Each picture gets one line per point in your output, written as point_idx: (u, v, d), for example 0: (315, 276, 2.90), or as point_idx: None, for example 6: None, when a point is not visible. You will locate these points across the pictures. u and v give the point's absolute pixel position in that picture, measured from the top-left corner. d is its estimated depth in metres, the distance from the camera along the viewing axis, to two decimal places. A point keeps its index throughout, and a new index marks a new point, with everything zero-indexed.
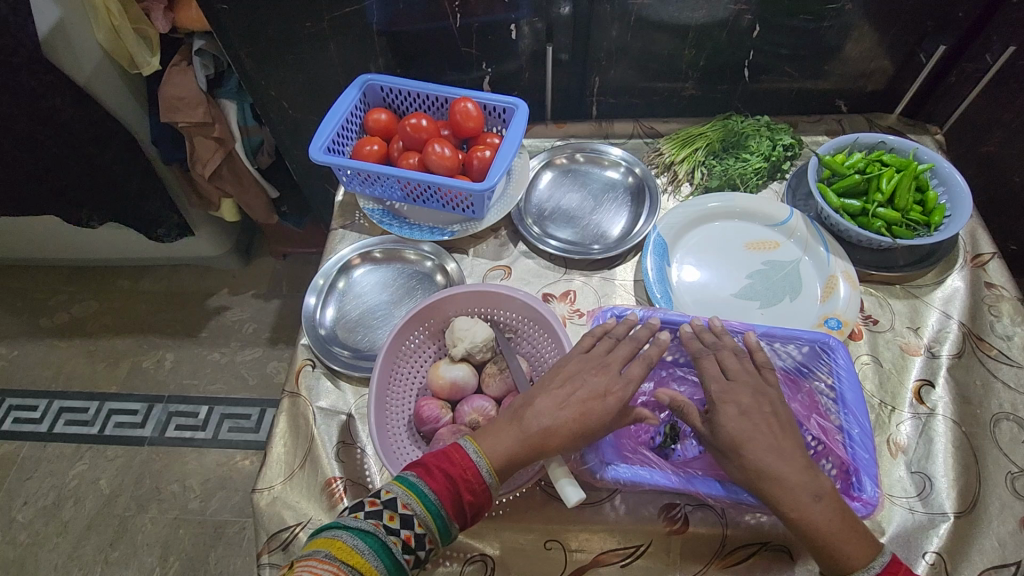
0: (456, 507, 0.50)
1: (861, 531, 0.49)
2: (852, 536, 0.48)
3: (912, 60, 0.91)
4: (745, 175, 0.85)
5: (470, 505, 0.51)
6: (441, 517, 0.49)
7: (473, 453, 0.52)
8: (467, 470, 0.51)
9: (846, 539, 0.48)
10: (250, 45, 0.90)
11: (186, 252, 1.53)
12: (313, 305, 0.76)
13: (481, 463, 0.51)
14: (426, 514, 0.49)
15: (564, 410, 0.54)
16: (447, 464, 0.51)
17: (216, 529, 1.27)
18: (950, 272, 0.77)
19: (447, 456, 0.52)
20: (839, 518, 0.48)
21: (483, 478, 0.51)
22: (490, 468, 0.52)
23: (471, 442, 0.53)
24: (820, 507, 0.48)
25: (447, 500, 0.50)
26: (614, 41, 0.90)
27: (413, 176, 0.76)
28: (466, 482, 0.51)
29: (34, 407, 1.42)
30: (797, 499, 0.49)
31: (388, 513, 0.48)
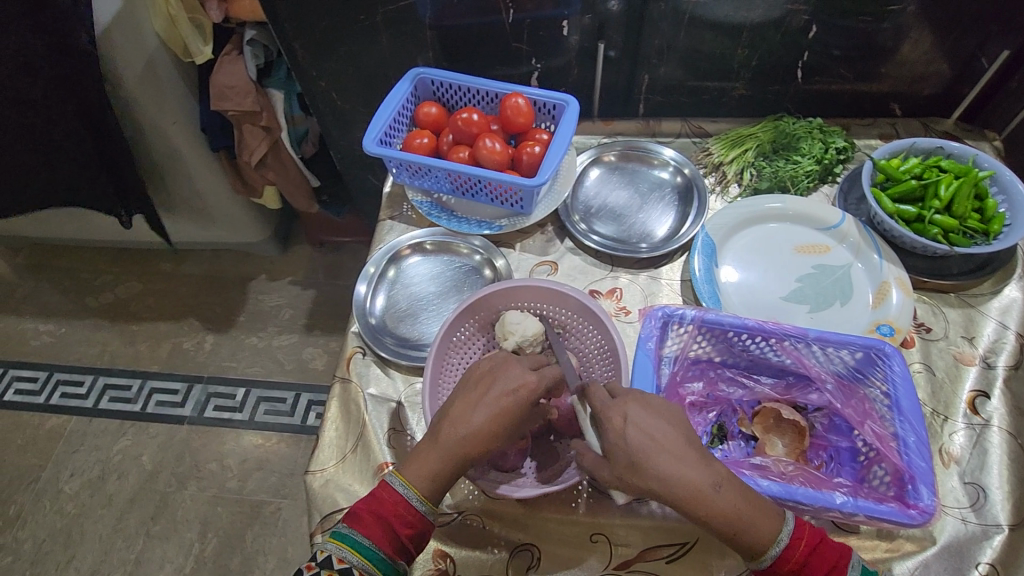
0: (394, 543, 0.51)
1: (763, 507, 0.49)
2: (755, 519, 0.48)
3: (972, 64, 0.89)
4: (796, 178, 0.84)
5: (409, 536, 0.52)
6: (381, 559, 0.50)
7: (399, 487, 0.52)
8: (397, 505, 0.52)
9: (750, 526, 0.48)
10: (304, 36, 0.92)
11: (226, 238, 1.57)
12: (363, 293, 0.78)
13: (409, 494, 0.52)
14: (365, 561, 0.50)
15: (480, 410, 0.53)
16: (375, 506, 0.52)
17: (253, 508, 1.30)
18: (1008, 282, 0.75)
19: (374, 497, 0.53)
20: (743, 505, 0.48)
21: (417, 508, 0.52)
22: (420, 494, 0.52)
23: (394, 476, 0.53)
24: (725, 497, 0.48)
25: (384, 541, 0.51)
26: (665, 39, 0.89)
27: (464, 169, 0.77)
28: (401, 517, 0.52)
29: (81, 383, 1.47)
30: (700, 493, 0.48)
31: (326, 570, 0.49)
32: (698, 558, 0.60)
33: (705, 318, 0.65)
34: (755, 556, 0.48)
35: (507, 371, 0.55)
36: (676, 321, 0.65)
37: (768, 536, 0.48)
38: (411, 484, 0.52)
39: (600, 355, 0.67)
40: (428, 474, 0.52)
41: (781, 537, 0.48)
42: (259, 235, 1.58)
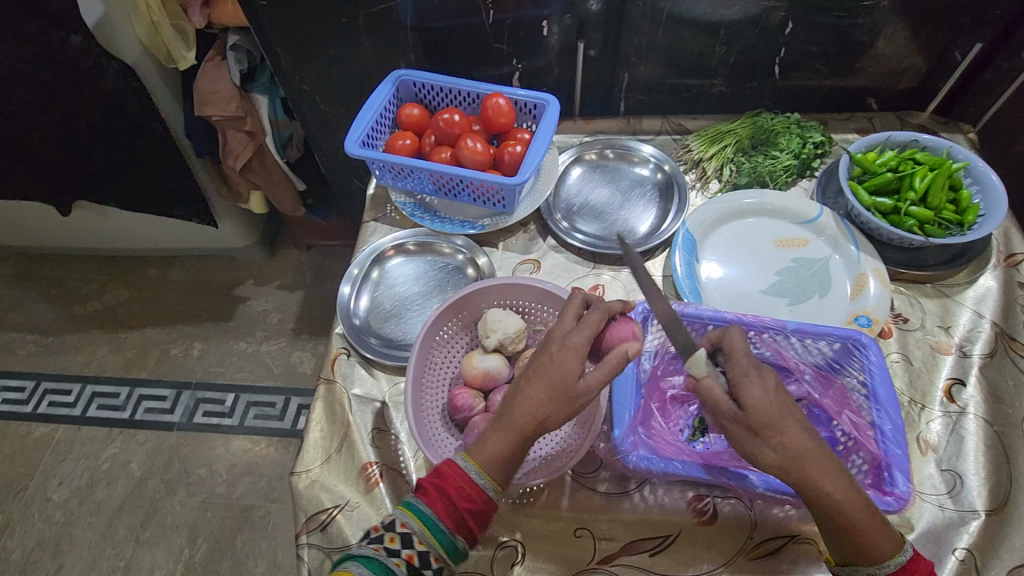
0: (457, 520, 0.49)
1: (885, 525, 0.49)
2: (874, 519, 0.48)
3: (946, 58, 0.90)
4: (774, 173, 0.85)
5: (473, 517, 0.50)
6: (441, 532, 0.49)
7: (465, 465, 0.50)
8: (462, 483, 0.50)
9: (872, 525, 0.48)
10: (285, 40, 0.92)
11: (213, 243, 1.57)
12: (347, 294, 0.78)
13: (479, 476, 0.50)
14: (424, 530, 0.48)
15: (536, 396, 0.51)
16: (441, 480, 0.50)
17: (243, 513, 1.30)
18: (983, 271, 0.76)
19: (442, 472, 0.51)
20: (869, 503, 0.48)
21: (481, 487, 0.50)
22: (488, 478, 0.50)
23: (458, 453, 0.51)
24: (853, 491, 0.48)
25: (445, 515, 0.49)
26: (644, 38, 0.90)
27: (446, 170, 0.78)
28: (467, 498, 0.49)
29: (68, 391, 1.46)
30: (835, 481, 0.48)
31: (388, 535, 0.48)
32: (681, 551, 0.61)
33: (684, 312, 0.66)
34: (865, 557, 0.48)
35: (566, 355, 0.53)
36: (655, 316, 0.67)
37: (887, 541, 0.48)
38: (484, 469, 0.50)
39: None
40: (499, 469, 0.51)
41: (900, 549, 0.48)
42: (246, 240, 1.57)
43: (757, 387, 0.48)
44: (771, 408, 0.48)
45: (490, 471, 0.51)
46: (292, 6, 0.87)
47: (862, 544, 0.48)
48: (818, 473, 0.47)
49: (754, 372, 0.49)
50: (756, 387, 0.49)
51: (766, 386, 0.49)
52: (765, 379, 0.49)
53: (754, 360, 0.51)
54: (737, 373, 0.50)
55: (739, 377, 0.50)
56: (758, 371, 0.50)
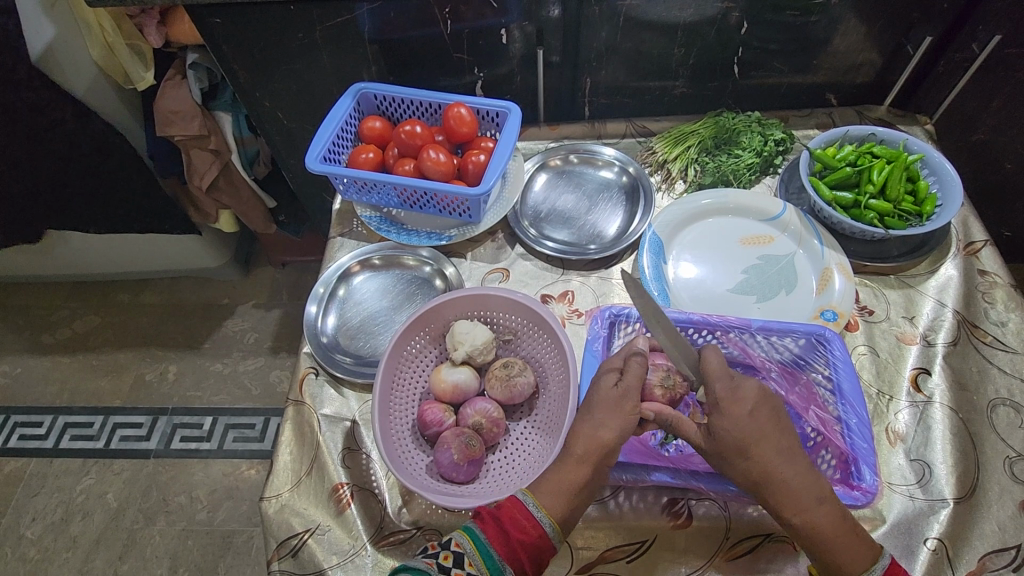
0: (512, 555, 0.50)
1: (861, 540, 0.50)
2: (850, 540, 0.49)
3: (899, 52, 0.91)
4: (738, 171, 0.86)
5: (529, 559, 0.50)
6: (492, 560, 0.49)
7: (531, 504, 0.51)
8: (526, 522, 0.51)
9: (842, 547, 0.49)
10: (242, 57, 0.91)
11: (185, 265, 1.54)
12: (314, 313, 0.77)
13: (542, 517, 0.51)
14: (477, 554, 0.49)
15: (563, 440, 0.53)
16: (505, 516, 0.51)
17: (225, 538, 1.27)
18: (943, 261, 0.78)
19: (507, 509, 0.51)
20: (841, 525, 0.49)
21: (544, 529, 0.50)
22: (553, 523, 0.51)
23: (526, 492, 0.52)
24: (824, 515, 0.49)
25: (502, 546, 0.50)
26: (604, 42, 0.91)
27: (409, 182, 0.77)
28: (530, 539, 0.50)
29: (40, 423, 1.42)
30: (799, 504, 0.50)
31: (443, 552, 0.50)
32: (658, 555, 0.60)
33: None
34: None
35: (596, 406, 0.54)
36: (623, 320, 0.68)
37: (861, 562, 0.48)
38: (549, 513, 0.51)
39: (550, 359, 0.68)
40: (562, 513, 0.52)
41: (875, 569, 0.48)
42: (218, 260, 1.55)
43: (732, 412, 0.51)
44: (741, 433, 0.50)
45: (555, 515, 0.51)
46: (247, 23, 0.85)
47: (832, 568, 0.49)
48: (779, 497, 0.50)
49: (730, 397, 0.52)
50: (726, 414, 0.51)
51: (738, 412, 0.51)
52: (741, 404, 0.51)
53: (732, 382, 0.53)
54: (714, 399, 0.52)
55: (713, 402, 0.52)
56: (736, 395, 0.52)
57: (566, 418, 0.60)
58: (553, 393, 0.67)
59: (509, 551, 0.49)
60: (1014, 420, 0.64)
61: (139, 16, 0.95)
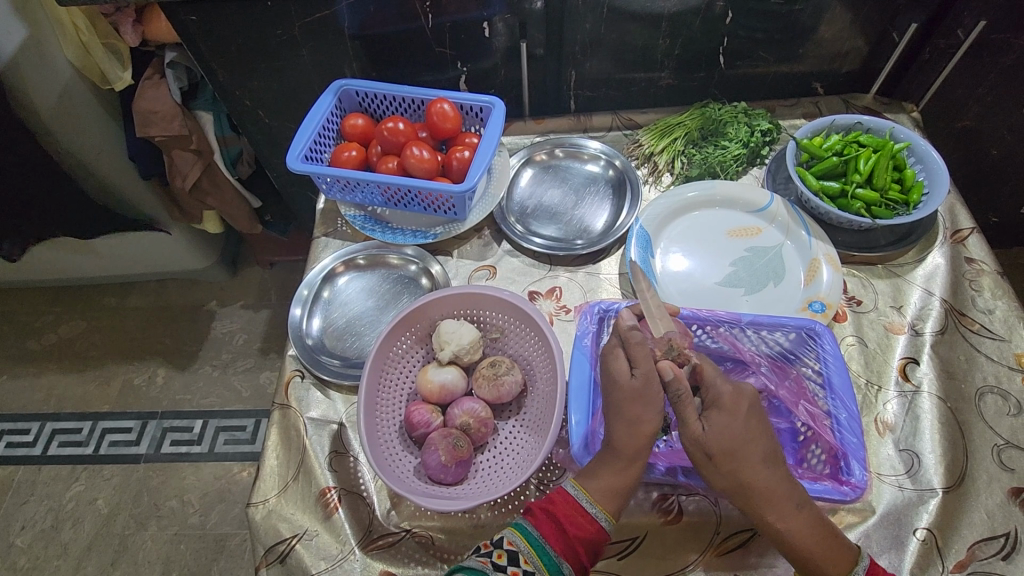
0: (569, 550, 0.51)
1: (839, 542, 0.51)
2: (831, 546, 0.50)
3: (885, 39, 0.91)
4: (725, 163, 0.85)
5: (586, 554, 0.51)
6: (549, 556, 0.50)
7: (586, 501, 0.53)
8: (581, 518, 0.52)
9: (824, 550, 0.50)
10: (221, 55, 0.89)
11: (171, 267, 1.52)
12: (298, 316, 0.76)
13: (598, 512, 0.52)
14: (531, 550, 0.50)
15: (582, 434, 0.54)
16: (558, 512, 0.52)
17: (218, 542, 1.26)
18: (931, 250, 0.77)
19: (563, 506, 0.53)
20: (820, 529, 0.51)
21: (600, 523, 0.52)
22: (607, 515, 0.52)
23: (580, 489, 0.53)
24: (802, 520, 0.51)
25: (557, 542, 0.51)
26: (588, 34, 0.89)
27: (392, 180, 0.75)
28: (587, 534, 0.51)
29: (27, 430, 1.40)
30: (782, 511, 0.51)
31: (497, 551, 0.50)
32: (648, 552, 0.60)
33: None
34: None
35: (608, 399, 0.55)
36: (612, 316, 0.68)
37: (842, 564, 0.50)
38: (605, 509, 0.52)
39: (538, 358, 0.67)
40: (614, 505, 0.53)
41: (855, 571, 0.50)
42: (204, 261, 1.53)
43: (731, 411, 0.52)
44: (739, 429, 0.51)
45: (607, 508, 0.53)
46: (224, 20, 0.83)
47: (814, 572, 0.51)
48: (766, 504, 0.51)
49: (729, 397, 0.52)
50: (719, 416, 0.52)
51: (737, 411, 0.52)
52: (739, 402, 0.52)
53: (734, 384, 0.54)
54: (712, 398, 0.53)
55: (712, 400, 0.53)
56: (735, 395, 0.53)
57: (554, 417, 0.59)
58: (541, 392, 0.66)
59: (569, 548, 0.51)
60: (1002, 407, 0.64)
61: (114, 15, 0.93)
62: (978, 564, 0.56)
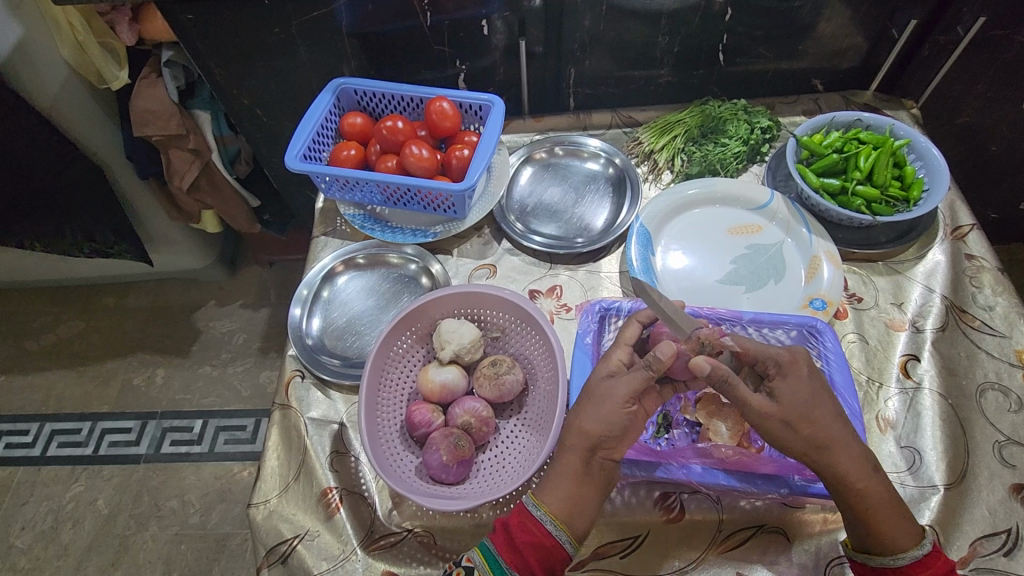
0: (519, 557, 0.50)
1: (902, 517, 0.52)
2: (898, 515, 0.51)
3: (884, 36, 0.90)
4: (725, 160, 0.85)
5: (542, 562, 0.50)
6: (500, 566, 0.50)
7: (535, 510, 0.52)
8: (533, 526, 0.51)
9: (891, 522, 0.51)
10: (218, 53, 0.88)
11: (169, 267, 1.51)
12: (298, 316, 0.75)
13: (544, 515, 0.51)
14: (484, 562, 0.50)
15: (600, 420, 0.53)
16: (511, 523, 0.52)
17: (218, 542, 1.26)
18: (931, 246, 0.77)
19: (516, 518, 0.52)
20: (891, 499, 0.52)
21: (547, 528, 0.51)
22: (557, 521, 0.51)
23: (531, 499, 0.53)
24: (876, 487, 0.52)
25: (506, 551, 0.50)
26: (587, 31, 0.89)
27: (391, 179, 0.75)
28: (538, 542, 0.51)
29: (26, 431, 1.40)
30: (861, 475, 0.51)
31: (456, 568, 0.52)
32: (651, 550, 0.60)
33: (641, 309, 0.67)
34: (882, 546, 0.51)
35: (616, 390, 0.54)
36: (613, 314, 0.67)
37: (908, 537, 0.51)
38: (550, 511, 0.52)
39: (539, 357, 0.67)
40: (571, 512, 0.52)
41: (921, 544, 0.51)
42: (202, 261, 1.52)
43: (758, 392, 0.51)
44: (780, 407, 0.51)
45: (557, 513, 0.52)
46: (221, 18, 0.83)
47: (880, 542, 0.51)
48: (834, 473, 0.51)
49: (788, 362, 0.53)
50: (786, 382, 0.52)
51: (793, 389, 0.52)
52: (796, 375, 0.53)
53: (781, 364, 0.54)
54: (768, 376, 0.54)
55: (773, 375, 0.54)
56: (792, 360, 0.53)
57: (556, 416, 0.59)
58: (542, 391, 0.66)
59: (520, 560, 0.50)
60: (1003, 404, 0.64)
61: (110, 14, 0.92)
62: (980, 561, 0.56)
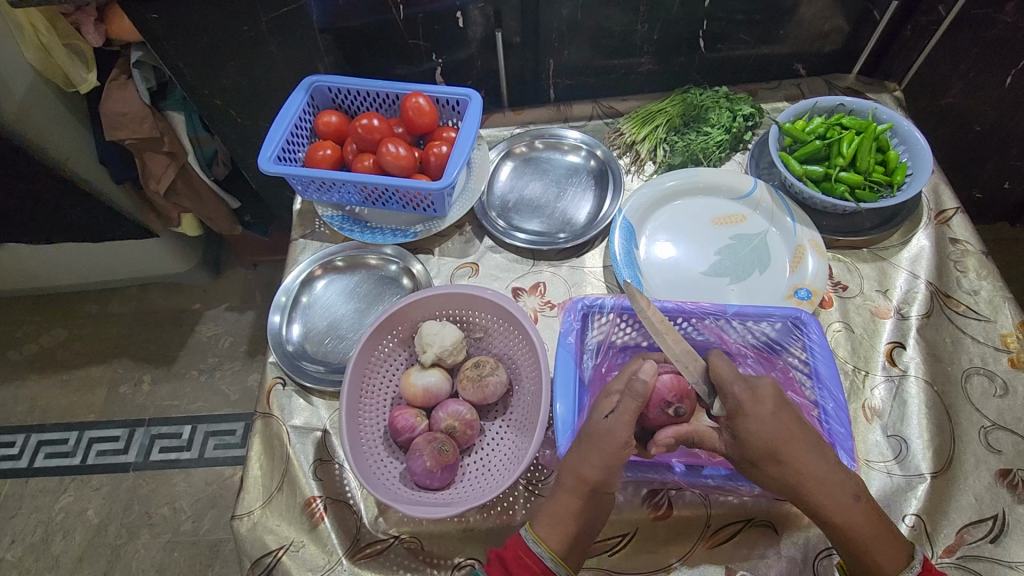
0: None
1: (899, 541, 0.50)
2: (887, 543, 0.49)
3: (866, 18, 0.89)
4: (707, 150, 0.84)
5: None
6: None
7: (532, 540, 0.51)
8: (529, 560, 0.51)
9: (880, 549, 0.49)
10: (187, 53, 0.86)
11: (152, 272, 1.49)
12: (277, 323, 0.74)
13: (543, 552, 0.50)
14: None
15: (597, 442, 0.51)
16: (509, 555, 0.51)
17: (212, 547, 1.26)
18: (916, 231, 0.77)
19: (512, 549, 0.51)
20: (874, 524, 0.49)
21: (546, 564, 0.50)
22: (556, 557, 0.51)
23: (528, 531, 0.52)
24: (859, 512, 0.49)
25: None
26: (565, 21, 0.87)
27: (367, 179, 0.73)
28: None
29: (12, 443, 1.38)
30: (837, 502, 0.49)
31: None
32: (640, 548, 0.59)
33: (625, 305, 0.64)
34: None
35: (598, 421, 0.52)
36: (596, 311, 0.65)
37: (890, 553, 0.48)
38: (549, 547, 0.51)
39: (522, 355, 0.66)
40: (565, 546, 0.51)
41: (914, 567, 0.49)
42: (185, 265, 1.50)
43: (750, 417, 0.50)
44: (767, 435, 0.49)
45: (556, 549, 0.51)
46: (188, 17, 0.80)
47: (870, 570, 0.49)
48: (818, 495, 0.49)
49: (748, 401, 0.50)
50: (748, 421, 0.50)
51: (762, 412, 0.50)
52: (759, 408, 0.50)
53: (749, 386, 0.51)
54: (732, 407, 0.51)
55: (733, 408, 0.51)
56: (754, 398, 0.51)
57: (539, 416, 0.58)
58: (526, 391, 0.65)
59: None
60: (989, 389, 0.64)
61: (74, 15, 0.89)
62: (967, 548, 0.56)
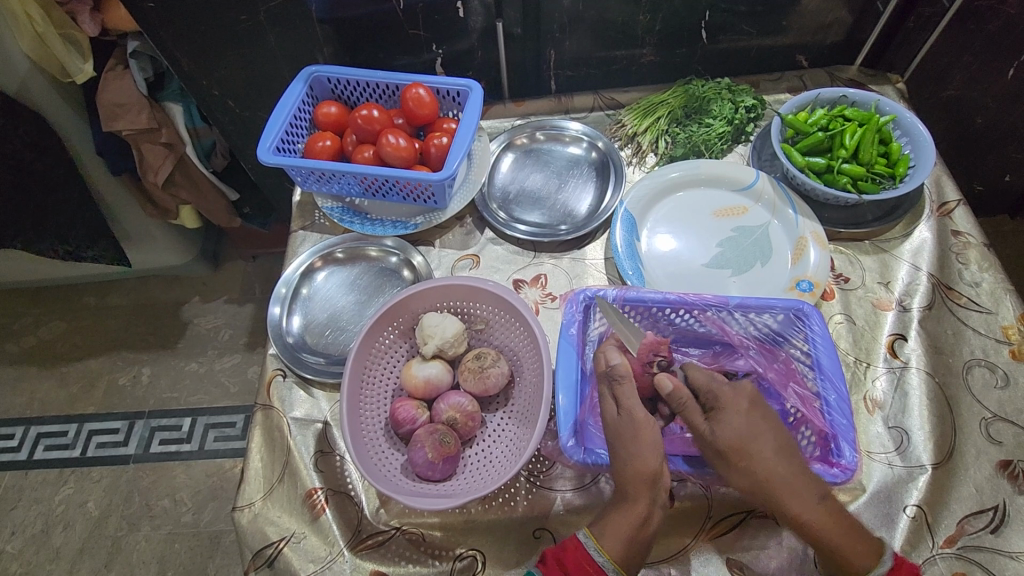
0: None
1: (866, 535, 0.50)
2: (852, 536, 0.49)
3: (869, 9, 0.89)
4: (709, 141, 0.84)
5: None
6: None
7: (594, 549, 0.49)
8: (590, 568, 0.49)
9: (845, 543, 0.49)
10: (185, 43, 0.85)
11: (151, 264, 1.48)
12: (278, 314, 0.74)
13: (607, 562, 0.49)
14: None
15: None
16: (569, 563, 0.49)
17: (212, 540, 1.26)
18: (918, 223, 0.77)
19: (572, 554, 0.50)
20: (842, 521, 0.50)
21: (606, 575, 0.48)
22: (618, 568, 0.49)
23: (591, 538, 0.50)
24: (826, 511, 0.50)
25: None
26: (567, 12, 0.87)
27: (367, 170, 0.73)
28: None
29: (11, 435, 1.38)
30: (804, 502, 0.50)
31: None
32: None
33: (626, 296, 0.64)
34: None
35: None
36: (598, 303, 0.65)
37: (868, 555, 0.49)
38: (612, 558, 0.49)
39: (523, 346, 0.66)
40: (628, 555, 0.50)
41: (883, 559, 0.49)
42: (184, 257, 1.49)
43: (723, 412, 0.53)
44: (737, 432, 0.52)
45: (619, 559, 0.49)
46: (185, 6, 0.79)
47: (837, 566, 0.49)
48: (783, 495, 0.50)
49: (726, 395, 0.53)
50: (723, 414, 0.53)
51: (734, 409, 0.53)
52: (736, 403, 0.53)
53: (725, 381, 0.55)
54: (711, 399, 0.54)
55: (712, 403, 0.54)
56: (731, 392, 0.54)
57: (540, 408, 0.58)
58: (527, 383, 0.65)
59: None
60: (990, 380, 0.64)
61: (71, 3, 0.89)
62: (967, 539, 0.56)
